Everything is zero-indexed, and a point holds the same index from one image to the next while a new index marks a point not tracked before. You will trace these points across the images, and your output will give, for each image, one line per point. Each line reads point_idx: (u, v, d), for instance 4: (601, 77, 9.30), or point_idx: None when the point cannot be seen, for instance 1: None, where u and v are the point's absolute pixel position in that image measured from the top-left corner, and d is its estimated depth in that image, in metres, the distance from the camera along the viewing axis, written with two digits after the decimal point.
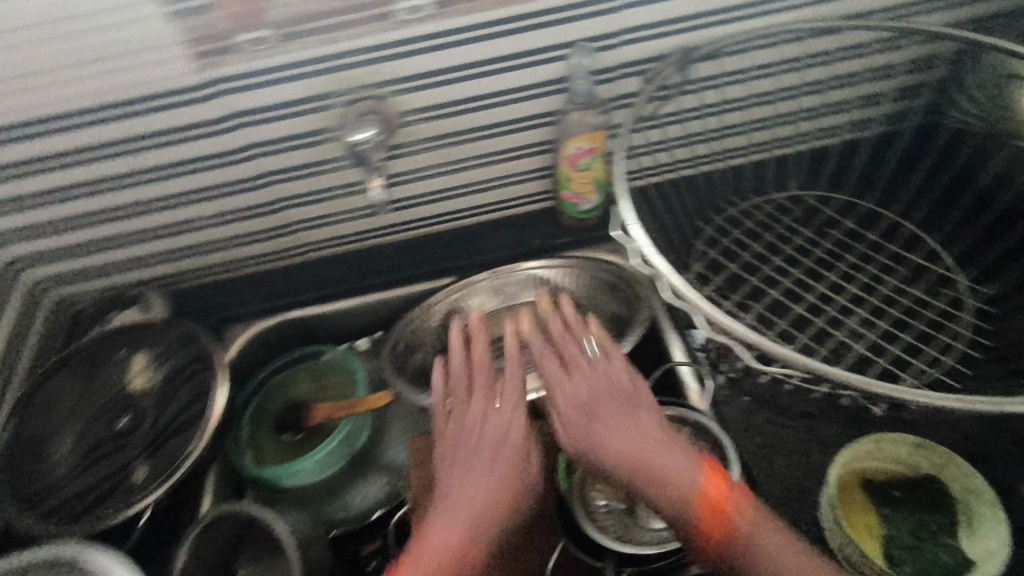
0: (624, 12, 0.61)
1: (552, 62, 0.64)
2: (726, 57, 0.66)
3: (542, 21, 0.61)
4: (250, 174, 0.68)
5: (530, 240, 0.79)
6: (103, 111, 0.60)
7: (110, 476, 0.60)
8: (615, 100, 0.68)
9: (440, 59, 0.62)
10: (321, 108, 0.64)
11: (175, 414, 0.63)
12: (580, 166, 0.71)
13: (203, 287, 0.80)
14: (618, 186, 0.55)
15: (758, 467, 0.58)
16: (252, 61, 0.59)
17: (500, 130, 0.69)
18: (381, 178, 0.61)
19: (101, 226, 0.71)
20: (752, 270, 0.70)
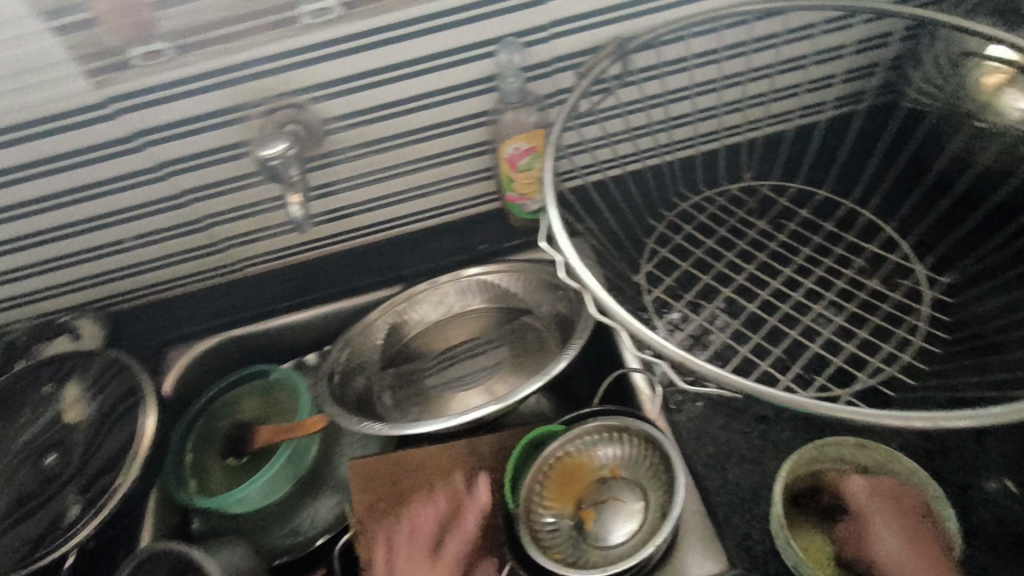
0: (550, 4, 0.58)
1: (480, 59, 0.61)
2: (666, 46, 0.62)
3: (463, 16, 0.57)
4: (171, 192, 0.65)
5: (477, 243, 0.75)
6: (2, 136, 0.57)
7: (30, 517, 0.57)
8: (552, 95, 0.65)
9: (358, 62, 0.58)
10: (237, 120, 0.60)
11: (105, 448, 0.60)
12: (520, 167, 0.67)
13: (140, 308, 0.77)
14: (545, 192, 0.51)
15: (710, 477, 0.56)
16: (153, 75, 0.55)
17: (434, 132, 0.66)
18: (300, 192, 0.58)
19: (21, 253, 0.68)
20: (706, 268, 0.67)
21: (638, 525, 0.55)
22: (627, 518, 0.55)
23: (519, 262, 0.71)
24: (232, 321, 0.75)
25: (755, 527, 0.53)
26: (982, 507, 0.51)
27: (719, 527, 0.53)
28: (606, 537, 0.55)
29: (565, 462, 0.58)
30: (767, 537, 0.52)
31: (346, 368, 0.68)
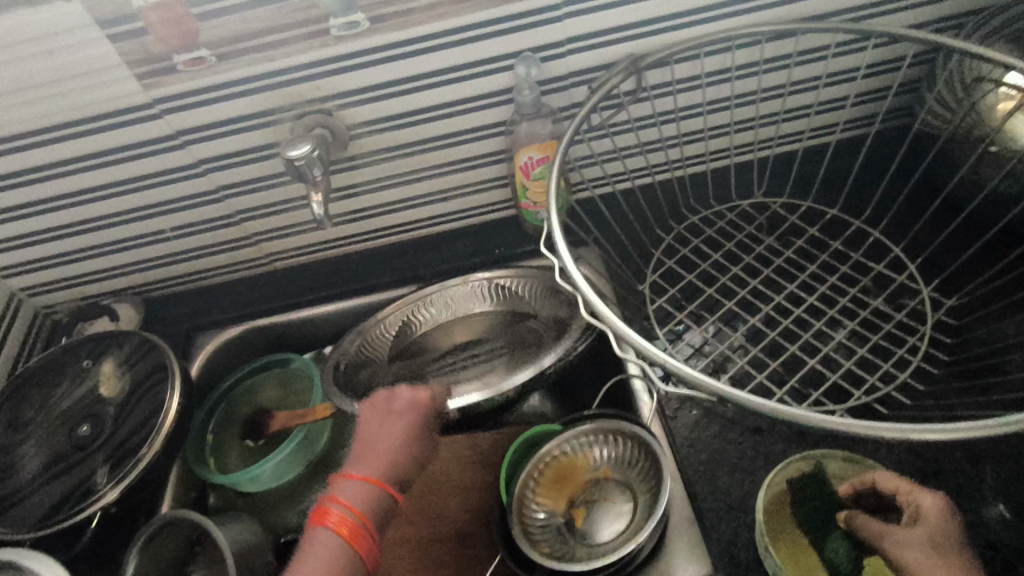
0: (565, 21, 0.61)
1: (498, 72, 0.64)
2: (678, 63, 0.65)
3: (483, 31, 0.60)
4: (208, 187, 0.70)
5: (491, 247, 0.79)
6: (59, 131, 0.63)
7: (64, 480, 0.62)
8: (567, 108, 0.68)
9: (384, 72, 0.62)
10: (271, 122, 0.65)
11: (133, 420, 0.65)
12: (534, 175, 0.70)
13: (175, 295, 0.82)
14: (548, 199, 0.54)
15: (700, 484, 0.57)
16: (196, 80, 0.60)
17: (453, 140, 0.69)
18: (322, 192, 0.61)
19: (72, 238, 0.74)
20: (711, 281, 0.68)
21: (626, 525, 0.56)
22: (615, 517, 0.57)
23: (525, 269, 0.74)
24: (259, 311, 0.80)
25: (741, 534, 0.54)
26: (973, 530, 0.51)
27: (705, 532, 0.54)
28: (593, 534, 0.56)
29: (559, 461, 0.60)
30: (752, 545, 0.53)
31: (360, 361, 0.71)
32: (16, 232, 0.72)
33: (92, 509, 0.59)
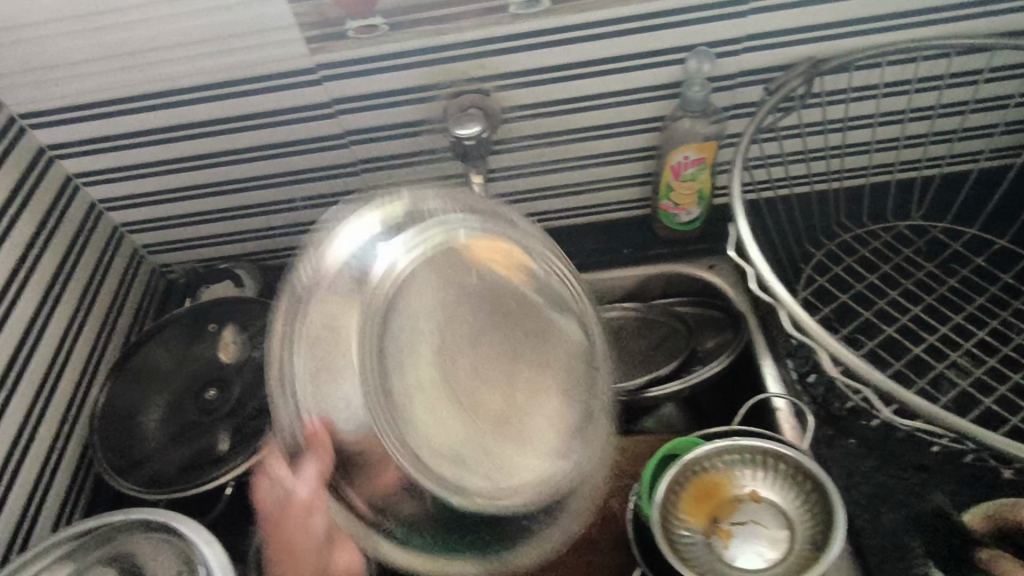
0: (750, 17, 0.57)
1: (667, 65, 0.61)
2: (858, 70, 0.61)
3: (663, 21, 0.57)
4: (349, 159, 0.69)
5: (618, 248, 0.76)
6: (215, 89, 0.62)
7: (196, 446, 0.62)
8: (731, 108, 0.64)
9: (552, 55, 0.60)
10: (427, 99, 0.63)
11: (265, 394, 0.64)
12: (684, 176, 0.67)
13: (291, 266, 0.81)
14: (733, 202, 0.51)
15: (863, 519, 0.54)
16: (362, 48, 0.58)
17: (604, 133, 0.67)
18: (482, 172, 0.60)
19: (202, 199, 0.73)
20: (866, 304, 0.64)
21: (781, 552, 0.53)
22: (769, 543, 0.54)
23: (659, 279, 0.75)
24: None
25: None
26: None
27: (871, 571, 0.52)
28: (743, 559, 0.53)
29: (705, 477, 0.57)
30: None
31: None
32: (151, 188, 0.72)
33: (223, 480, 0.58)
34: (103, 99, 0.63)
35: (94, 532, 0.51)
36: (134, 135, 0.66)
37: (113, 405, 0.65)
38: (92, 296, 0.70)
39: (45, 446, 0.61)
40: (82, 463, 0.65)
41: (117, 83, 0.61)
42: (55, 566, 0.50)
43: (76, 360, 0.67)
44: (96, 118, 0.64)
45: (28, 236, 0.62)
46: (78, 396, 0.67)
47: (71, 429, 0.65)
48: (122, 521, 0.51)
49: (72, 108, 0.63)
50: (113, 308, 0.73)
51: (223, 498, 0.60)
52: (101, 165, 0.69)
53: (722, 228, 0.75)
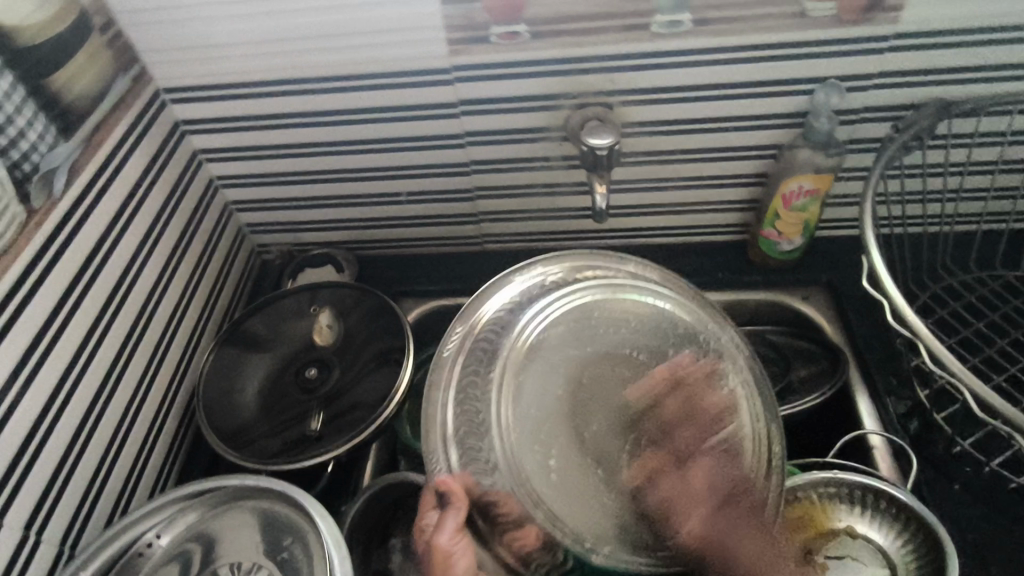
0: (889, 55, 0.57)
1: (796, 95, 0.61)
2: (989, 116, 0.61)
3: (803, 51, 0.58)
4: (462, 160, 0.70)
5: (714, 270, 0.76)
6: (350, 80, 0.63)
7: (298, 424, 0.62)
8: (851, 143, 0.65)
9: (686, 75, 0.60)
10: (552, 107, 0.64)
11: (368, 381, 0.64)
12: (794, 206, 0.67)
13: (384, 258, 0.83)
14: (865, 234, 0.52)
15: (968, 567, 0.53)
16: (501, 53, 0.60)
17: (719, 156, 0.67)
18: (606, 183, 0.63)
19: (311, 185, 0.75)
20: (974, 349, 0.63)
21: None
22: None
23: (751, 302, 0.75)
24: (465, 289, 0.80)
25: None
26: None
27: None
28: None
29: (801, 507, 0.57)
30: None
31: None
32: (265, 170, 0.73)
33: (322, 461, 0.58)
34: (240, 81, 0.65)
35: (216, 492, 0.53)
36: (260, 118, 0.68)
37: (220, 371, 0.66)
38: (202, 269, 0.72)
39: (155, 410, 0.63)
40: (184, 421, 0.67)
41: (257, 67, 0.63)
42: (170, 522, 0.53)
43: (185, 327, 0.68)
44: (230, 98, 0.66)
45: (158, 208, 0.64)
46: (184, 364, 0.68)
47: (176, 395, 0.66)
48: (240, 486, 0.52)
49: (212, 87, 0.65)
50: (218, 282, 0.75)
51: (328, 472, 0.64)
52: (225, 143, 0.71)
53: (819, 260, 0.75)
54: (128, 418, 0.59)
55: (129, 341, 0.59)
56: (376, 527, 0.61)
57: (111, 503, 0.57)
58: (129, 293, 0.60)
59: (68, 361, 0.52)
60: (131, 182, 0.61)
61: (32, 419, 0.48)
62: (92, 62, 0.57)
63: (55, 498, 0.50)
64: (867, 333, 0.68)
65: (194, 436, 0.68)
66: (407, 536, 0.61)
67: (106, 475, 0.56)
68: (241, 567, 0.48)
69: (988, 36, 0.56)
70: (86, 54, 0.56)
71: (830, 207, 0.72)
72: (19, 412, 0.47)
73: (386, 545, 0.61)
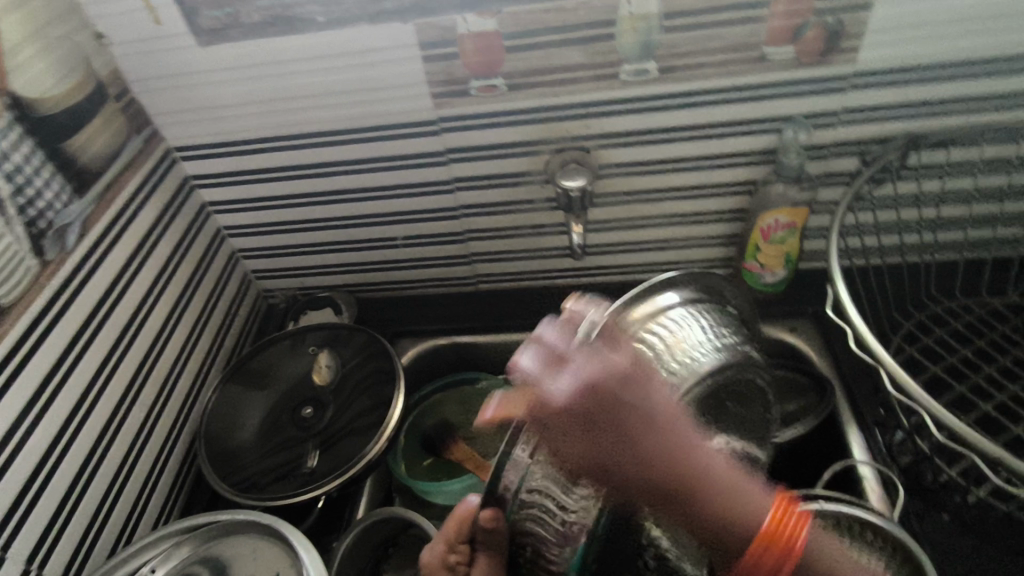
0: (850, 93, 0.60)
1: (766, 133, 0.64)
2: (957, 147, 0.63)
3: (766, 93, 0.61)
4: (452, 205, 0.74)
5: None
6: (342, 135, 0.68)
7: (291, 461, 0.65)
8: (823, 177, 0.67)
9: (657, 119, 0.63)
10: (533, 153, 0.67)
11: (359, 415, 0.66)
12: (772, 239, 0.69)
13: (382, 300, 0.86)
14: (831, 265, 0.54)
15: None
16: (481, 104, 0.64)
17: (697, 193, 0.69)
18: (584, 222, 0.66)
19: (311, 232, 0.79)
20: (962, 378, 0.63)
21: None
22: None
23: None
24: (460, 328, 0.82)
25: None
26: None
27: None
28: None
29: None
30: None
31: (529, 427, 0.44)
32: (268, 220, 0.78)
33: (313, 496, 0.60)
34: (243, 138, 0.70)
35: (211, 526, 0.55)
36: (262, 172, 0.73)
37: (219, 410, 0.69)
38: (208, 313, 0.76)
39: (158, 448, 0.65)
40: (186, 460, 0.70)
41: (259, 126, 0.68)
42: (167, 556, 0.55)
43: (190, 368, 0.72)
44: (234, 155, 0.71)
45: (166, 257, 0.69)
46: (189, 403, 0.71)
47: (180, 433, 0.69)
48: (233, 521, 0.54)
49: (218, 144, 0.70)
50: (223, 324, 0.79)
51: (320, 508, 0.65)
52: (232, 196, 0.76)
53: (805, 291, 0.76)
54: (131, 456, 0.62)
55: (135, 383, 0.63)
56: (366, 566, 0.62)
57: (113, 539, 0.59)
58: (136, 336, 0.63)
59: (74, 402, 0.55)
60: (140, 234, 0.65)
61: (36, 456, 0.51)
62: (107, 126, 0.62)
63: (59, 532, 0.53)
64: (854, 362, 0.69)
65: (196, 474, 0.71)
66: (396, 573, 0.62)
67: (108, 512, 0.58)
68: None
69: (946, 73, 0.58)
70: (102, 119, 0.62)
71: (810, 240, 0.74)
72: (26, 450, 0.50)
73: None
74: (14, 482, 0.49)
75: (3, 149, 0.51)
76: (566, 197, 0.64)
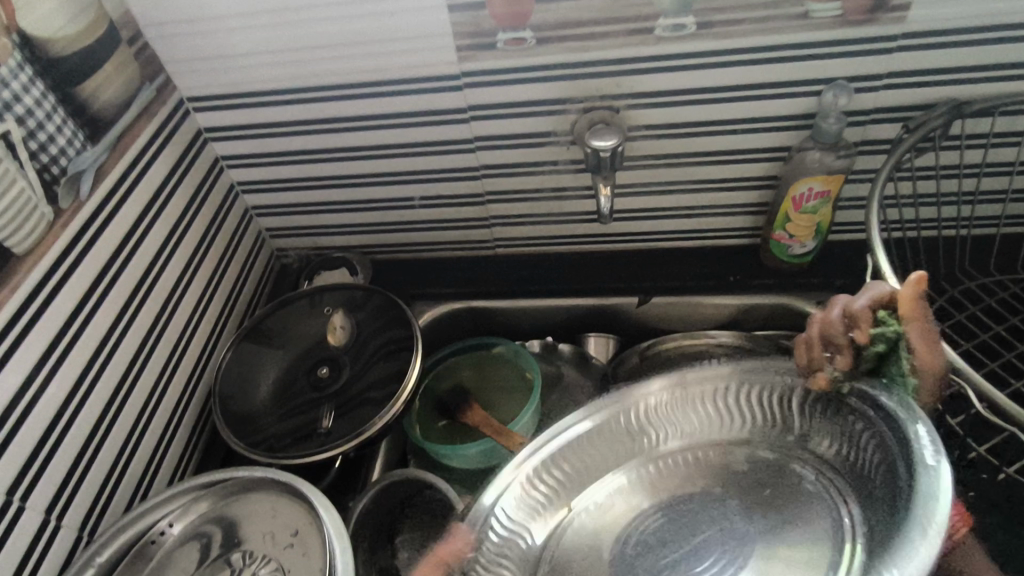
0: (896, 55, 0.57)
1: (804, 97, 0.61)
2: (1004, 116, 0.60)
3: (807, 53, 0.58)
4: (473, 164, 0.71)
5: (725, 273, 0.75)
6: (362, 88, 0.65)
7: (306, 420, 0.64)
8: (861, 144, 0.64)
9: (691, 79, 0.60)
10: (560, 112, 0.65)
11: (376, 376, 0.65)
12: (804, 208, 0.67)
13: (398, 261, 0.85)
14: (871, 234, 0.52)
15: None
16: (508, 58, 0.61)
17: (728, 159, 0.67)
18: (612, 185, 0.64)
19: (327, 190, 0.77)
20: (994, 356, 0.61)
21: None
22: None
23: (760, 304, 0.73)
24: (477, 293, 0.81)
25: None
26: None
27: None
28: None
29: None
30: None
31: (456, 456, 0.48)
32: (284, 176, 0.76)
33: (331, 454, 0.60)
34: (258, 89, 0.67)
35: (230, 483, 0.55)
36: (278, 126, 0.70)
37: (234, 368, 0.68)
38: (222, 270, 0.74)
39: (174, 404, 0.65)
40: (201, 417, 0.69)
41: (275, 76, 0.66)
42: (184, 511, 0.55)
43: (205, 325, 0.71)
44: (248, 107, 0.69)
45: (180, 212, 0.67)
46: (204, 359, 0.71)
47: (196, 391, 0.68)
48: (252, 478, 0.54)
49: (232, 95, 0.68)
50: (237, 282, 0.78)
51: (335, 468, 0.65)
52: (247, 151, 0.74)
53: (833, 263, 0.74)
54: (147, 410, 0.61)
55: (149, 338, 0.62)
56: (382, 526, 0.62)
57: (129, 493, 0.59)
58: (150, 293, 0.62)
59: (90, 355, 0.54)
60: (154, 186, 0.63)
61: (53, 408, 0.51)
62: (119, 72, 0.60)
63: (77, 484, 0.53)
64: None
65: (212, 431, 0.70)
66: (413, 534, 0.62)
67: (125, 466, 0.58)
68: (253, 556, 0.50)
69: (1001, 34, 0.55)
70: (114, 64, 0.59)
71: (842, 211, 0.71)
72: (43, 401, 0.50)
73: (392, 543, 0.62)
74: (32, 431, 0.49)
75: (14, 91, 0.49)
76: (593, 158, 0.62)
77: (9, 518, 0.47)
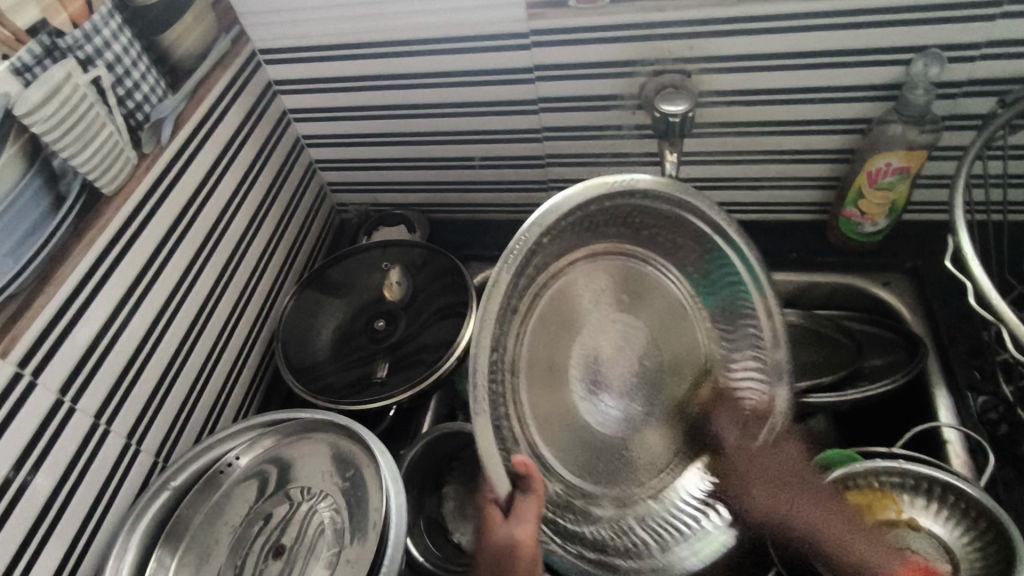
0: (998, 22, 0.53)
1: (891, 66, 0.58)
2: None
3: (898, 19, 0.54)
4: (535, 126, 0.71)
5: (787, 250, 0.73)
6: (428, 44, 0.65)
7: (361, 370, 0.66)
8: (949, 119, 0.61)
9: (769, 43, 0.58)
10: (628, 75, 0.63)
11: (430, 331, 0.67)
12: (880, 184, 0.64)
13: (454, 221, 0.86)
14: (954, 214, 0.49)
15: None
16: (579, 17, 0.60)
17: (802, 129, 0.64)
18: (678, 152, 0.63)
19: (388, 147, 0.78)
20: None
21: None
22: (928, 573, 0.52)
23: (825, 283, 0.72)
24: None
25: None
26: None
27: None
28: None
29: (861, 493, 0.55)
30: None
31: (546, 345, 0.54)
32: (347, 130, 0.77)
33: (384, 405, 0.62)
34: (328, 43, 0.68)
35: (292, 423, 0.57)
36: (344, 80, 0.71)
37: (295, 315, 0.71)
38: (287, 220, 0.77)
39: (240, 346, 0.68)
40: (264, 360, 0.72)
41: (345, 31, 0.66)
42: (249, 446, 0.58)
43: (270, 272, 0.73)
44: (317, 61, 0.70)
45: (250, 162, 0.69)
46: (268, 306, 0.74)
47: (260, 335, 0.72)
48: (311, 420, 0.57)
49: (303, 48, 0.69)
50: (300, 234, 0.80)
51: (390, 417, 0.67)
52: (314, 105, 0.75)
53: (906, 244, 0.71)
54: (217, 350, 0.64)
55: (221, 280, 0.65)
56: (430, 475, 0.64)
57: (200, 426, 0.63)
58: (222, 238, 0.65)
59: (168, 293, 0.58)
60: (227, 135, 0.65)
61: (135, 340, 0.54)
62: (198, 22, 0.61)
63: (155, 412, 0.56)
64: (951, 324, 0.65)
65: (273, 374, 0.74)
66: (458, 486, 0.64)
67: (197, 399, 0.62)
68: (311, 491, 0.54)
69: None
70: (193, 14, 0.61)
71: (921, 188, 0.68)
72: (126, 333, 0.53)
73: (439, 492, 0.64)
74: (117, 361, 0.52)
75: (104, 37, 0.52)
76: (661, 122, 0.60)
77: (97, 439, 0.50)
